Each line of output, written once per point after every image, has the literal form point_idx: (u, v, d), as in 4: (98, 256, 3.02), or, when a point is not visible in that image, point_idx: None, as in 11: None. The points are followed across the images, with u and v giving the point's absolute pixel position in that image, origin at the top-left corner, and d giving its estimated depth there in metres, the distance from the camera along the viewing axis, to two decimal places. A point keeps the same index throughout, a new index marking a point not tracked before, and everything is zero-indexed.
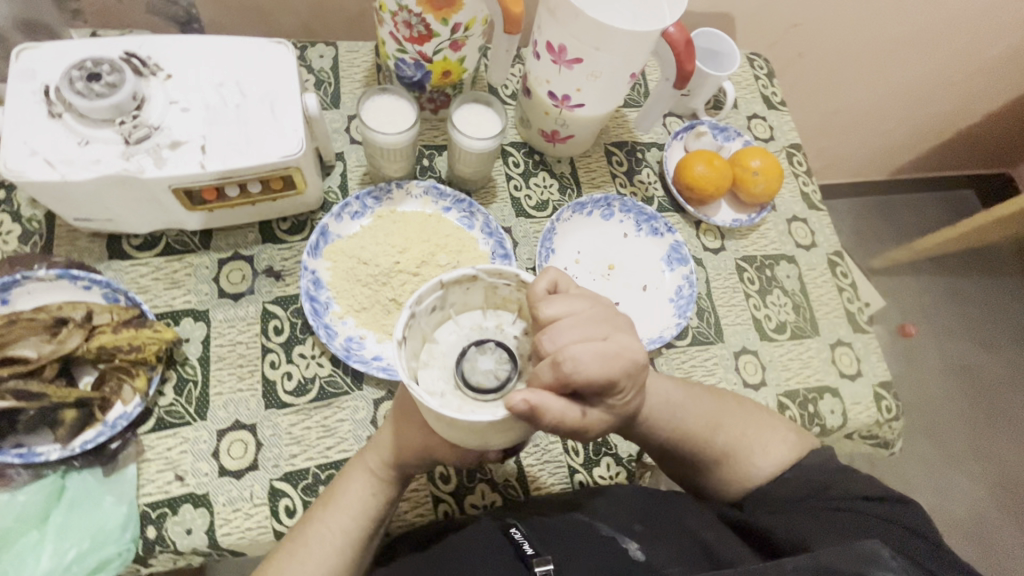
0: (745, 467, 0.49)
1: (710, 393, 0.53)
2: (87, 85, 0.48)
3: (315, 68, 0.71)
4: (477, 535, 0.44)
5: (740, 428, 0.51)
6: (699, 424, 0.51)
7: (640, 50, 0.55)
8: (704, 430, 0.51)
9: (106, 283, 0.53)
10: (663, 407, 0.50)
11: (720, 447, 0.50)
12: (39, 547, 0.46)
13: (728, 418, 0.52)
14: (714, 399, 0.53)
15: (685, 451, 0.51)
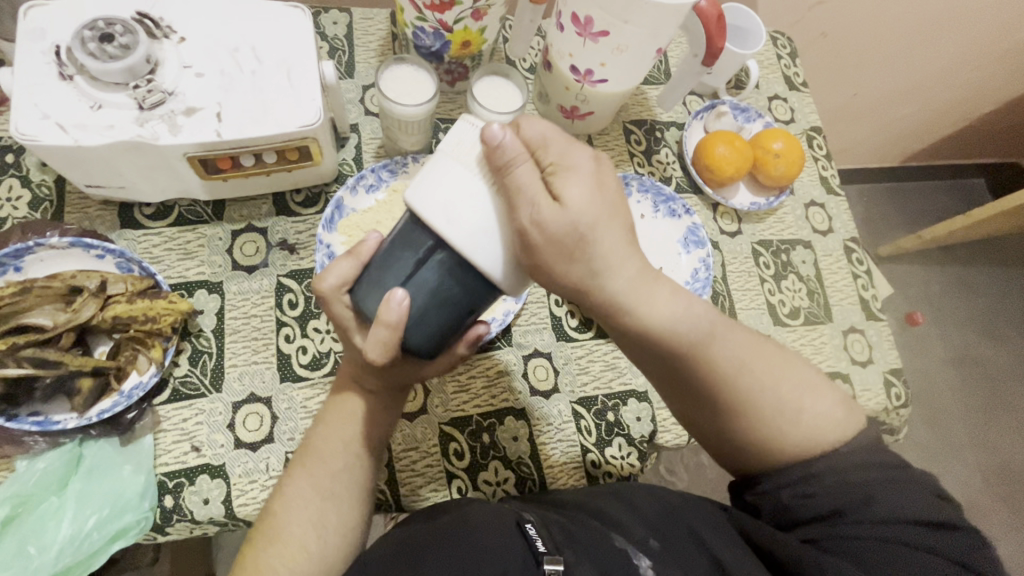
0: (764, 426, 0.44)
1: (750, 331, 0.46)
2: (99, 46, 0.46)
3: (329, 34, 0.69)
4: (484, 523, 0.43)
5: (767, 381, 0.44)
6: (727, 364, 0.44)
7: (669, 24, 0.53)
8: (734, 373, 0.44)
9: (119, 252, 0.52)
10: (669, 333, 0.42)
11: (743, 388, 0.44)
12: (58, 514, 0.46)
13: (763, 364, 0.45)
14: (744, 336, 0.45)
15: (698, 392, 0.44)
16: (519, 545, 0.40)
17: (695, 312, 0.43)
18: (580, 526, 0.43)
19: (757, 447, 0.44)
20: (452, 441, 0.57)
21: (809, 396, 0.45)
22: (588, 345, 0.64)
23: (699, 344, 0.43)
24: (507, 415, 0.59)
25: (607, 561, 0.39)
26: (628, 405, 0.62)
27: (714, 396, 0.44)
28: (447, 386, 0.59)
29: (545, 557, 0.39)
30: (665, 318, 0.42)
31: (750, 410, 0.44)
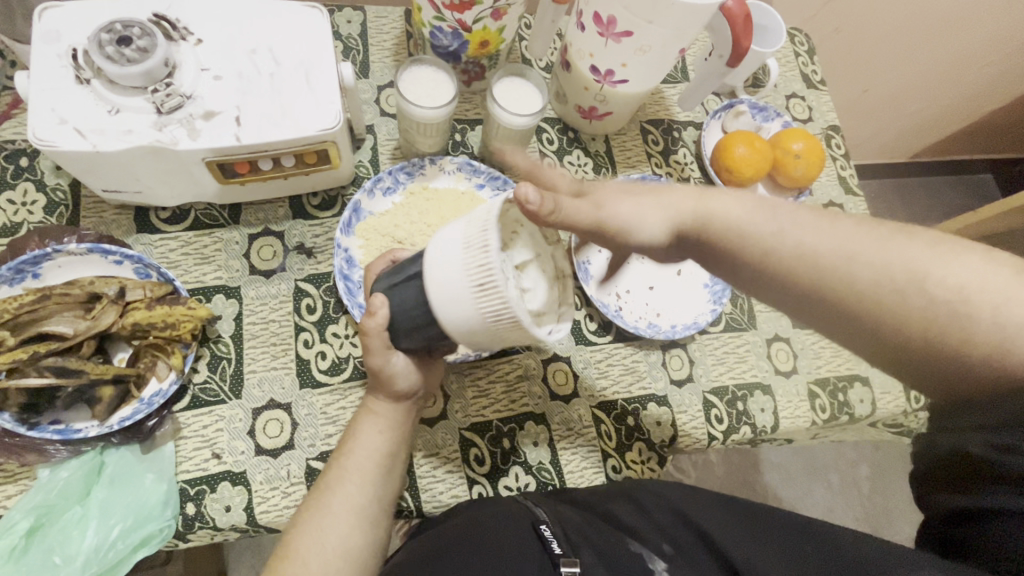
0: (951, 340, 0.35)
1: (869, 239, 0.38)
2: (117, 50, 0.45)
3: (343, 34, 0.68)
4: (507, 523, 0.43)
5: (933, 274, 0.36)
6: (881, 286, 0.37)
7: (694, 25, 0.52)
8: (887, 290, 0.36)
9: (137, 258, 0.51)
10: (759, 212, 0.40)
11: (908, 305, 0.36)
12: (83, 522, 0.46)
13: (929, 257, 0.36)
14: (884, 238, 0.38)
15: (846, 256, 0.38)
16: (535, 547, 0.40)
17: (841, 231, 0.38)
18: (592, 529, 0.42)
19: (930, 364, 0.37)
20: (472, 446, 0.57)
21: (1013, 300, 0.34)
22: (607, 349, 0.64)
23: (821, 241, 0.38)
24: (528, 420, 0.59)
25: (622, 565, 0.39)
26: (648, 410, 0.62)
27: (863, 328, 0.38)
28: (466, 391, 0.59)
29: (562, 558, 0.38)
30: (803, 241, 0.39)
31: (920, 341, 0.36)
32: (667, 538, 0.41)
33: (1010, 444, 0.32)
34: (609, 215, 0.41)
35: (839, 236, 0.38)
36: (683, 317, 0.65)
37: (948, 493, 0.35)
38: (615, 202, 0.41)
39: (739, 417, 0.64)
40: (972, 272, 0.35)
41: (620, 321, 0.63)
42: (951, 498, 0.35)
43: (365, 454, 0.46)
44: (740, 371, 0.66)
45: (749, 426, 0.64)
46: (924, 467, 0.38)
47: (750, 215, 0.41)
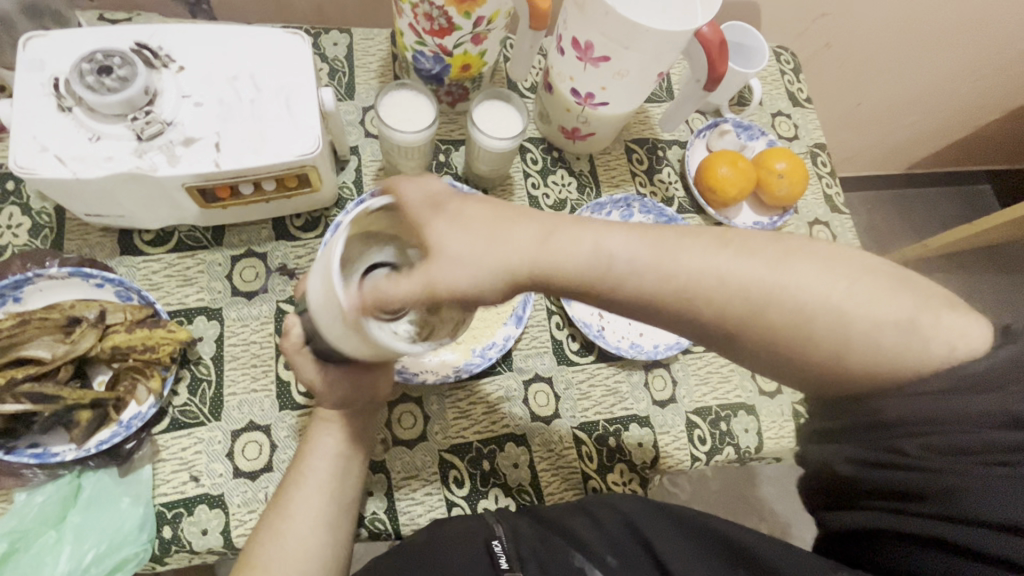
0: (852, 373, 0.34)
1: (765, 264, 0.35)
2: (98, 79, 0.46)
3: (329, 56, 0.69)
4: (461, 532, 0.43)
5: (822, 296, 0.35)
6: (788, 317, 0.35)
7: (670, 50, 0.53)
8: (767, 302, 0.35)
9: (118, 281, 0.52)
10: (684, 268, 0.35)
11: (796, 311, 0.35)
12: (57, 548, 0.46)
13: (783, 264, 0.35)
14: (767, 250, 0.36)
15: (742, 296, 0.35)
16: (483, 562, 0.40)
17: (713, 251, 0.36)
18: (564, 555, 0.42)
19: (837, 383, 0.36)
20: (452, 467, 0.57)
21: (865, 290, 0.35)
22: (589, 369, 0.64)
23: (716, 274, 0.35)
24: (508, 441, 0.59)
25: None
26: (630, 431, 0.62)
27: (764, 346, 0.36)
28: (447, 412, 0.59)
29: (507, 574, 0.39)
30: (645, 261, 0.36)
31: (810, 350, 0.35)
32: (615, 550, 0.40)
33: (872, 458, 0.35)
34: (447, 285, 0.34)
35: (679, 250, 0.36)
36: (666, 337, 0.65)
37: (840, 510, 0.37)
38: (450, 266, 0.35)
39: (722, 438, 0.64)
40: (828, 273, 0.35)
41: (601, 341, 0.63)
42: (843, 517, 0.36)
43: (316, 463, 0.46)
44: (724, 391, 0.66)
45: (733, 446, 0.64)
46: (811, 483, 0.39)
47: (594, 261, 0.36)
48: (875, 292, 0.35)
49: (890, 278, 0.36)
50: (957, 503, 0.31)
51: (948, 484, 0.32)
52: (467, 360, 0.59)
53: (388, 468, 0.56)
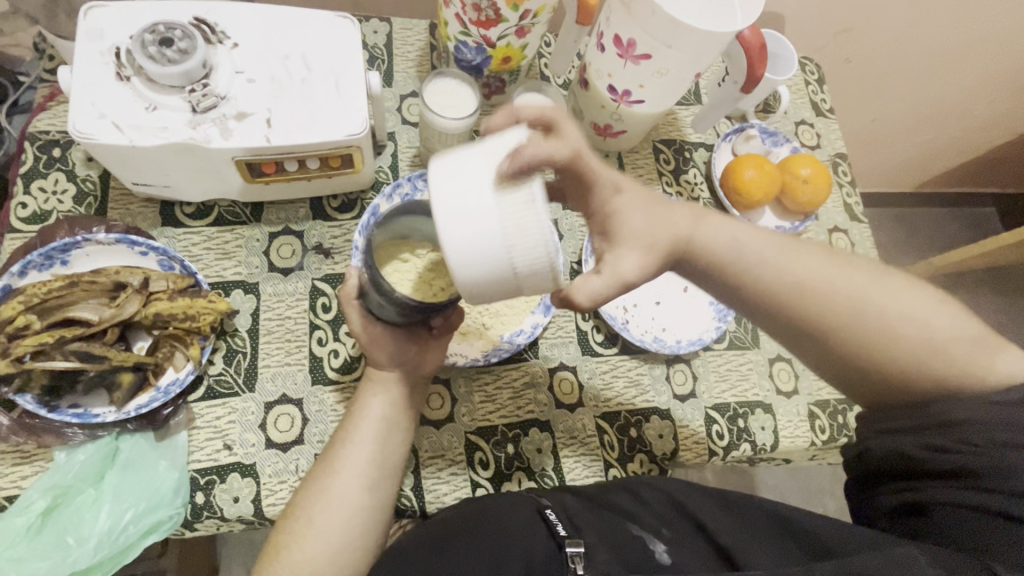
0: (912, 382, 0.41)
1: (859, 276, 0.42)
2: (158, 50, 0.47)
3: (369, 43, 0.70)
4: (519, 506, 0.45)
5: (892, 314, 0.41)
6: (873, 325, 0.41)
7: (711, 51, 0.54)
8: (832, 302, 0.41)
9: (162, 250, 0.53)
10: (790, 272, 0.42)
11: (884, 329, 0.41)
12: (97, 505, 0.47)
13: (872, 285, 0.42)
14: (872, 274, 0.43)
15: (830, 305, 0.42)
16: (541, 530, 0.42)
17: (831, 270, 0.42)
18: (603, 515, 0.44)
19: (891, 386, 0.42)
20: (478, 449, 0.58)
21: (937, 311, 0.42)
22: (613, 361, 0.65)
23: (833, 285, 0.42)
24: (533, 427, 0.60)
25: (626, 547, 0.41)
26: (651, 422, 0.63)
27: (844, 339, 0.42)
28: (474, 395, 0.60)
29: (567, 539, 0.40)
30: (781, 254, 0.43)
31: (879, 351, 0.41)
32: (666, 523, 0.44)
33: (940, 446, 0.39)
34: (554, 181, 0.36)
35: (813, 261, 0.43)
36: (688, 333, 0.66)
37: (895, 484, 0.42)
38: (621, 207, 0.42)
39: (740, 434, 0.65)
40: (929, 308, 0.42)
41: (627, 333, 0.64)
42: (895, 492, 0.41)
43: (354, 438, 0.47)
44: (742, 388, 0.67)
45: (750, 443, 0.65)
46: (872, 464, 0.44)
47: (745, 250, 0.43)
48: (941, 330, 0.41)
49: (957, 315, 0.42)
50: (1006, 480, 0.36)
51: (997, 462, 0.36)
52: (495, 345, 0.61)
53: (415, 446, 0.57)
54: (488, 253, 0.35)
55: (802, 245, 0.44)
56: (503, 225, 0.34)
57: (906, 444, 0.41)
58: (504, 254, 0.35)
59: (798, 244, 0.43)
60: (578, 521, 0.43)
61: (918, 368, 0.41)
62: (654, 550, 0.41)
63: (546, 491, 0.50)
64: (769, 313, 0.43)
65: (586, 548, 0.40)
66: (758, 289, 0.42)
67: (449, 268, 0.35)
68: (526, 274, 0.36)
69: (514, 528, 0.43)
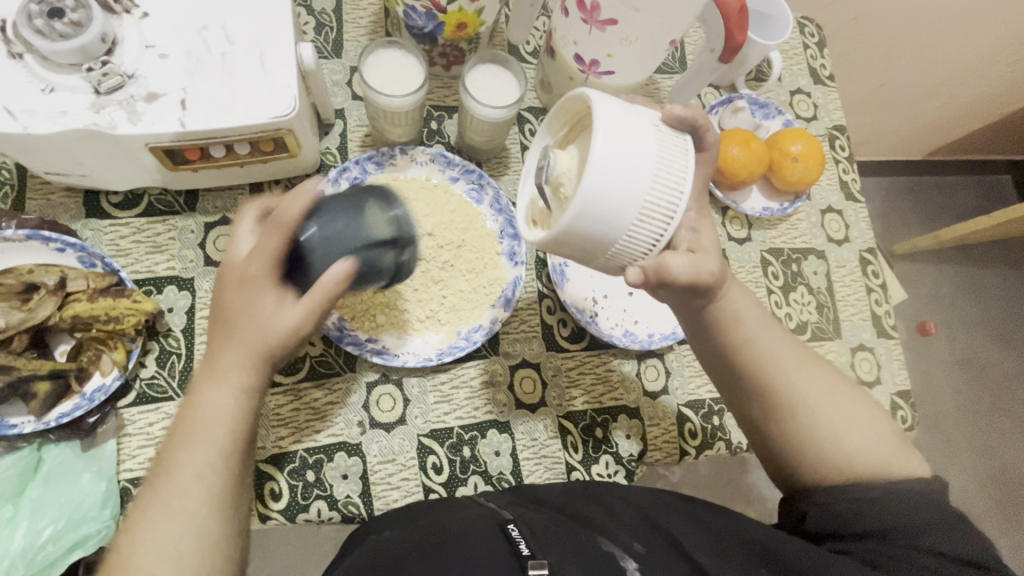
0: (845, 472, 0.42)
1: (823, 373, 0.45)
2: (47, 23, 0.42)
3: (315, 8, 0.64)
4: (477, 527, 0.40)
5: (837, 422, 0.43)
6: (824, 415, 0.43)
7: (684, 14, 0.48)
8: (793, 384, 0.44)
9: (80, 246, 0.48)
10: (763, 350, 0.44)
11: (825, 420, 0.43)
12: (12, 525, 0.44)
13: (831, 385, 0.44)
14: (836, 380, 0.45)
15: (790, 383, 0.44)
16: (502, 549, 0.37)
17: (803, 365, 0.45)
18: (560, 527, 0.40)
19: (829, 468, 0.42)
20: (431, 453, 0.55)
21: (880, 444, 0.43)
22: (580, 356, 0.61)
23: (796, 374, 0.44)
24: (490, 428, 0.57)
25: (597, 565, 0.36)
26: (619, 422, 0.60)
27: (792, 415, 0.43)
28: (430, 396, 0.57)
29: (529, 560, 0.35)
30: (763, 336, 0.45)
31: (812, 446, 0.43)
32: (639, 539, 0.39)
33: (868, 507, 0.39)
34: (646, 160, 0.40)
35: (789, 350, 0.45)
36: (661, 325, 0.62)
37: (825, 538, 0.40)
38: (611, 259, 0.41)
39: (715, 432, 0.62)
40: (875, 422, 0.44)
41: (595, 327, 0.60)
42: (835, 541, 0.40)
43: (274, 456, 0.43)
44: None
45: (724, 441, 0.62)
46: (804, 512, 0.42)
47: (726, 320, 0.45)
48: (875, 433, 0.43)
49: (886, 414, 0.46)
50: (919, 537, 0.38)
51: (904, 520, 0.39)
52: (451, 343, 0.57)
53: (364, 451, 0.54)
54: (617, 202, 0.37)
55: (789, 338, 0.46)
56: (647, 186, 0.37)
57: (836, 506, 0.41)
58: (627, 212, 0.37)
59: (788, 339, 0.46)
60: (542, 538, 0.38)
61: (833, 474, 0.42)
62: (626, 570, 0.36)
63: (500, 503, 0.47)
64: (734, 372, 0.45)
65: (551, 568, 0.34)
66: (733, 355, 0.45)
67: (591, 198, 0.36)
68: (623, 240, 0.38)
69: (473, 546, 0.37)
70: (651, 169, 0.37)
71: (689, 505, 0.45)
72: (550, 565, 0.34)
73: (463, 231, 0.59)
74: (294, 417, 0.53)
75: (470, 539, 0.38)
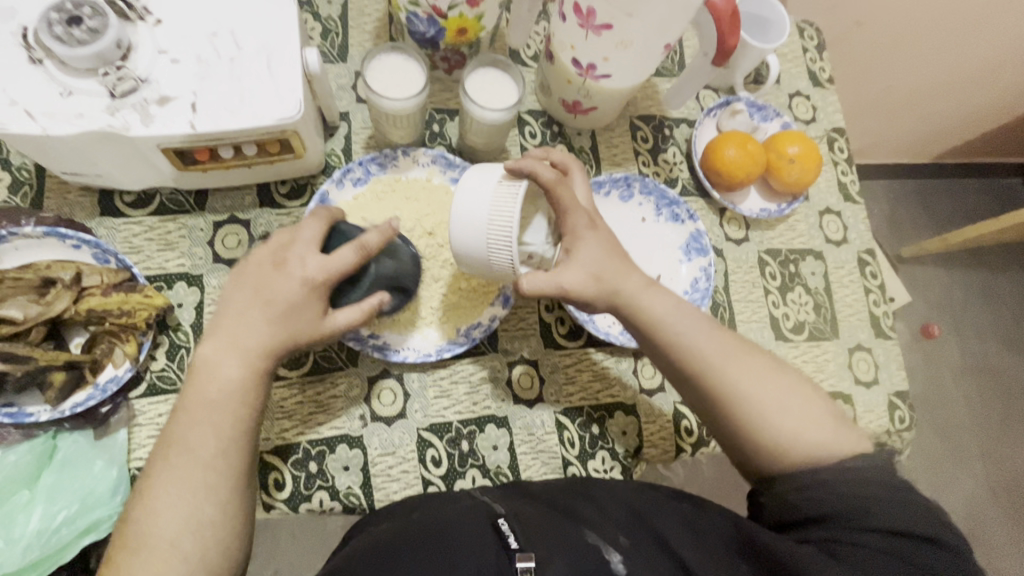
0: (787, 450, 0.45)
1: (749, 358, 0.48)
2: (67, 31, 0.44)
3: (322, 15, 0.66)
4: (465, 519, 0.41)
5: (777, 408, 0.46)
6: (756, 401, 0.46)
7: (677, 19, 0.49)
8: (721, 378, 0.47)
9: (95, 243, 0.51)
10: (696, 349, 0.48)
11: (759, 407, 0.46)
12: (28, 508, 0.46)
13: (758, 373, 0.47)
14: (760, 365, 0.48)
15: (722, 378, 0.47)
16: (492, 541, 0.38)
17: (732, 358, 0.48)
18: (550, 521, 0.41)
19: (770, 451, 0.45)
20: (430, 447, 0.56)
21: (815, 419, 0.46)
22: (577, 354, 0.62)
23: (726, 368, 0.47)
24: (488, 423, 0.58)
25: (585, 560, 0.37)
26: (615, 418, 0.61)
27: (728, 408, 0.46)
28: (429, 391, 0.58)
29: (517, 553, 0.36)
30: (693, 333, 0.48)
31: (755, 433, 0.46)
32: (625, 531, 0.41)
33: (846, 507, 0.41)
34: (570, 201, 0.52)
35: (717, 342, 0.48)
36: None
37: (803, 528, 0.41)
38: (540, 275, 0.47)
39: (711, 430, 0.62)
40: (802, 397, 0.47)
41: (591, 325, 0.61)
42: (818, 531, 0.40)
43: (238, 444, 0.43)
44: None
45: None
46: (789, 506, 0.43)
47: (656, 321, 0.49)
48: (800, 409, 0.46)
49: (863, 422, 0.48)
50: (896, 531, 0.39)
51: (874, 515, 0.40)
52: (451, 340, 0.58)
53: (365, 444, 0.55)
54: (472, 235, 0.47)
55: (719, 331, 0.49)
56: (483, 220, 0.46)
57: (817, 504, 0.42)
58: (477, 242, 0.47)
59: (719, 333, 0.49)
60: (531, 532, 0.39)
61: (781, 456, 0.45)
62: (610, 561, 0.38)
63: (496, 496, 0.48)
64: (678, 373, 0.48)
65: (538, 562, 0.36)
66: (669, 356, 0.48)
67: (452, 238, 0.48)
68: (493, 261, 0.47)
69: (465, 538, 0.39)
70: (485, 209, 0.46)
71: (678, 500, 0.46)
72: (536, 559, 0.36)
73: None
74: (298, 411, 0.55)
75: (460, 531, 0.40)
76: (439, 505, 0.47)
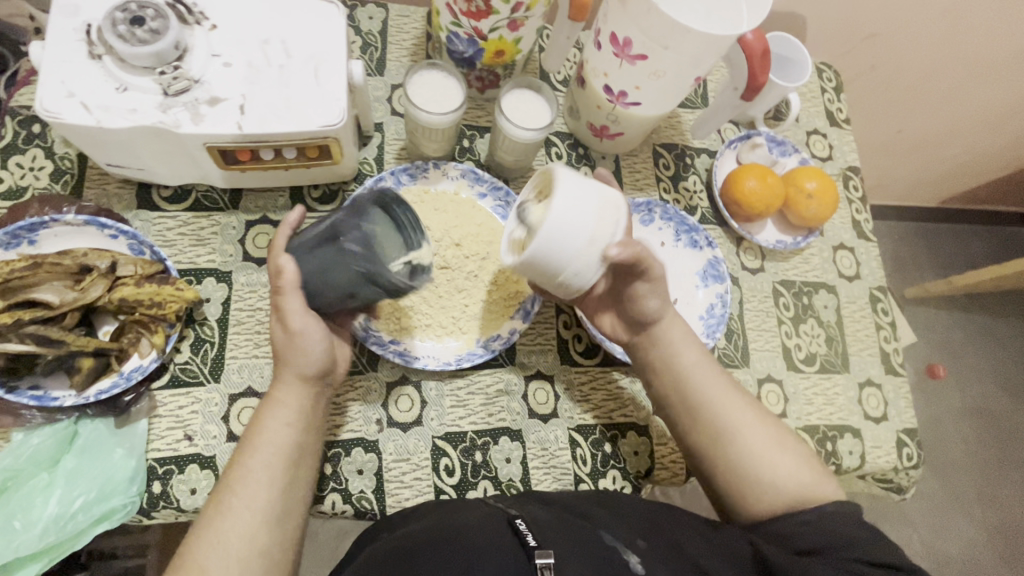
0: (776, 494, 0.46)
1: (749, 405, 0.51)
2: (130, 30, 0.46)
3: (362, 30, 0.68)
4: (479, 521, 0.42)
5: (763, 445, 0.48)
6: (753, 443, 0.49)
7: (710, 54, 0.51)
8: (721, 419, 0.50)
9: (132, 234, 0.52)
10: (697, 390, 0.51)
11: (753, 449, 0.48)
12: (47, 490, 0.47)
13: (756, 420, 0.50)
14: (758, 413, 0.51)
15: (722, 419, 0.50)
16: (509, 541, 0.38)
17: (730, 401, 0.51)
18: (566, 524, 0.41)
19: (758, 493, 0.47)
20: (444, 456, 0.56)
21: (802, 469, 0.48)
22: (593, 371, 0.63)
23: (724, 411, 0.50)
24: (502, 435, 0.58)
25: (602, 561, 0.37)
26: (627, 438, 0.61)
27: (726, 448, 0.49)
28: (447, 400, 0.58)
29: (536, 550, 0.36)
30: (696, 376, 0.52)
31: (747, 473, 0.48)
32: (642, 536, 0.41)
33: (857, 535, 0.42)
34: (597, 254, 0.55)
35: (720, 387, 0.52)
36: None
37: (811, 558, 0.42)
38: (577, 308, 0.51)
39: None
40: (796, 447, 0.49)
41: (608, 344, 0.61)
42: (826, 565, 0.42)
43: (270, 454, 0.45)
44: None
45: None
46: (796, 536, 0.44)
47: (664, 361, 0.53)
48: (797, 459, 0.48)
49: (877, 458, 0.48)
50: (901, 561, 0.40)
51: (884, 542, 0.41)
52: (470, 350, 0.59)
53: (380, 448, 0.56)
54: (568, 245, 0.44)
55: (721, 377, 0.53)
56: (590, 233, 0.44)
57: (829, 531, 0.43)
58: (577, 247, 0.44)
59: (721, 379, 0.53)
60: (549, 534, 0.39)
61: (753, 494, 0.47)
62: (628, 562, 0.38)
63: (509, 503, 0.48)
64: (675, 405, 0.53)
65: (556, 560, 0.35)
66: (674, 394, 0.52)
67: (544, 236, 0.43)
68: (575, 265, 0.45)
69: (482, 537, 0.39)
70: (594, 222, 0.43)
71: (692, 517, 0.46)
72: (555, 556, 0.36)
73: (488, 244, 0.62)
74: None
75: (476, 531, 0.40)
76: (454, 511, 0.47)
